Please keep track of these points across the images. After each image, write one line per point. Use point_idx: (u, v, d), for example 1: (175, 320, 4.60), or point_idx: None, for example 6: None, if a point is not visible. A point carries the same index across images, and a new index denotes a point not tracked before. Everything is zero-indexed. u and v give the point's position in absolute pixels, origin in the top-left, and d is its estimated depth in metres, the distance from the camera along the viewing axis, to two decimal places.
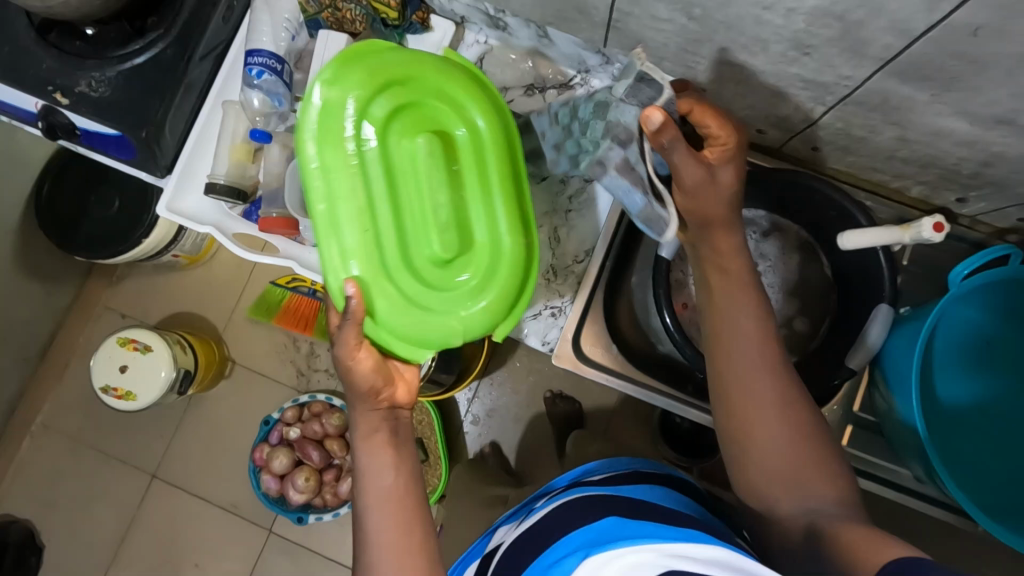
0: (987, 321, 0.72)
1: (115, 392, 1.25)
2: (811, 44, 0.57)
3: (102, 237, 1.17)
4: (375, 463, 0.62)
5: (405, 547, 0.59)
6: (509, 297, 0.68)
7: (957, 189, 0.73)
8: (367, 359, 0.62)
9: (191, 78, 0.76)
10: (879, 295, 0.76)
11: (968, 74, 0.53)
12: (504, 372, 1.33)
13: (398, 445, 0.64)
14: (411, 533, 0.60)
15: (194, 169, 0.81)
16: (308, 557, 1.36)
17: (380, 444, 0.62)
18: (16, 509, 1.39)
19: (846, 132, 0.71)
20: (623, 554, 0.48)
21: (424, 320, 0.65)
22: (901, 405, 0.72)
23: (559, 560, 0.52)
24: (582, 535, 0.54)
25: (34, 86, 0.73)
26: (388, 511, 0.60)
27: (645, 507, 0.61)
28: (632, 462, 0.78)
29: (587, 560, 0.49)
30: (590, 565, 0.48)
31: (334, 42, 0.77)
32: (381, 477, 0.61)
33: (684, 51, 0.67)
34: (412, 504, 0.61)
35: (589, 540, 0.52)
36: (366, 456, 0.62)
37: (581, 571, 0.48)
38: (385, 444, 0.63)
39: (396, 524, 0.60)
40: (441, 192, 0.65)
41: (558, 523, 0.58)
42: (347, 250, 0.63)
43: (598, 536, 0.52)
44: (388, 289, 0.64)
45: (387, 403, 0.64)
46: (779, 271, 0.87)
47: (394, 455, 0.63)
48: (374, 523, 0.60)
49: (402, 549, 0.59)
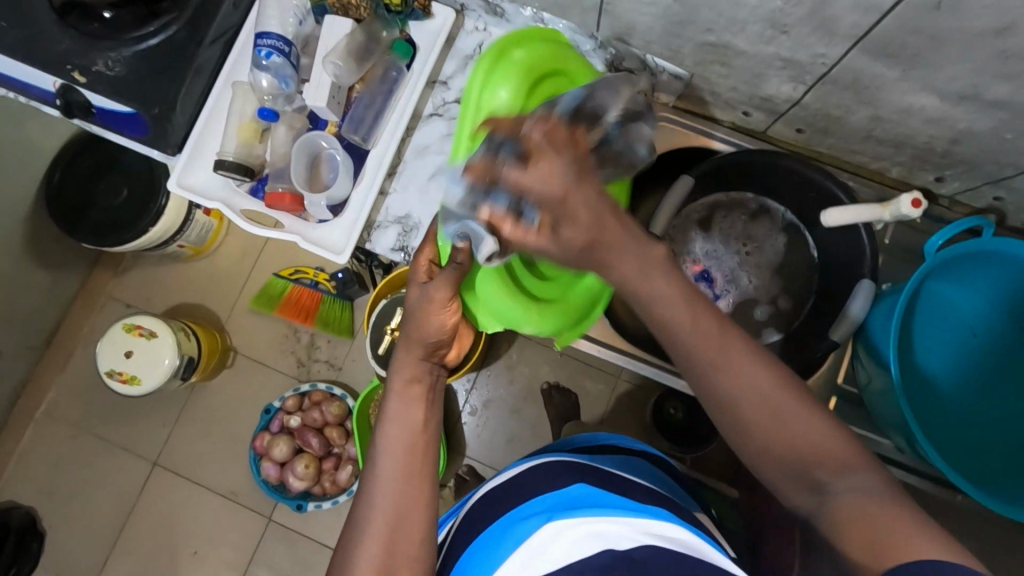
0: (964, 295, 0.76)
1: (119, 377, 1.27)
2: (786, 24, 0.61)
3: (108, 225, 1.20)
4: (404, 412, 0.63)
5: (406, 496, 0.58)
6: (576, 314, 0.74)
7: (932, 168, 0.77)
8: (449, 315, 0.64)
9: (200, 61, 0.80)
10: (860, 271, 0.78)
11: (930, 50, 0.56)
12: (501, 363, 1.36)
13: (430, 411, 0.64)
14: (415, 487, 0.59)
15: (204, 146, 0.84)
16: (306, 545, 1.38)
17: (416, 397, 0.63)
18: (19, 496, 1.41)
19: (824, 113, 0.74)
20: (576, 526, 0.51)
21: (501, 294, 0.69)
22: (882, 375, 0.74)
23: (524, 519, 0.55)
24: (548, 497, 0.57)
25: (53, 65, 0.76)
26: (401, 460, 0.60)
27: (623, 480, 0.63)
28: (609, 438, 0.81)
29: (548, 525, 0.52)
30: (550, 530, 0.52)
31: (338, 27, 0.82)
32: (408, 428, 0.62)
33: (670, 34, 0.71)
34: (423, 460, 0.61)
35: (553, 504, 0.56)
36: (396, 402, 0.63)
37: (539, 535, 0.52)
38: (418, 399, 0.64)
39: (403, 473, 0.59)
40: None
41: (532, 482, 0.61)
42: None
43: (563, 501, 0.55)
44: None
45: (437, 359, 0.66)
46: (765, 252, 0.90)
47: (424, 413, 0.63)
48: (381, 466, 0.59)
49: (402, 498, 0.58)
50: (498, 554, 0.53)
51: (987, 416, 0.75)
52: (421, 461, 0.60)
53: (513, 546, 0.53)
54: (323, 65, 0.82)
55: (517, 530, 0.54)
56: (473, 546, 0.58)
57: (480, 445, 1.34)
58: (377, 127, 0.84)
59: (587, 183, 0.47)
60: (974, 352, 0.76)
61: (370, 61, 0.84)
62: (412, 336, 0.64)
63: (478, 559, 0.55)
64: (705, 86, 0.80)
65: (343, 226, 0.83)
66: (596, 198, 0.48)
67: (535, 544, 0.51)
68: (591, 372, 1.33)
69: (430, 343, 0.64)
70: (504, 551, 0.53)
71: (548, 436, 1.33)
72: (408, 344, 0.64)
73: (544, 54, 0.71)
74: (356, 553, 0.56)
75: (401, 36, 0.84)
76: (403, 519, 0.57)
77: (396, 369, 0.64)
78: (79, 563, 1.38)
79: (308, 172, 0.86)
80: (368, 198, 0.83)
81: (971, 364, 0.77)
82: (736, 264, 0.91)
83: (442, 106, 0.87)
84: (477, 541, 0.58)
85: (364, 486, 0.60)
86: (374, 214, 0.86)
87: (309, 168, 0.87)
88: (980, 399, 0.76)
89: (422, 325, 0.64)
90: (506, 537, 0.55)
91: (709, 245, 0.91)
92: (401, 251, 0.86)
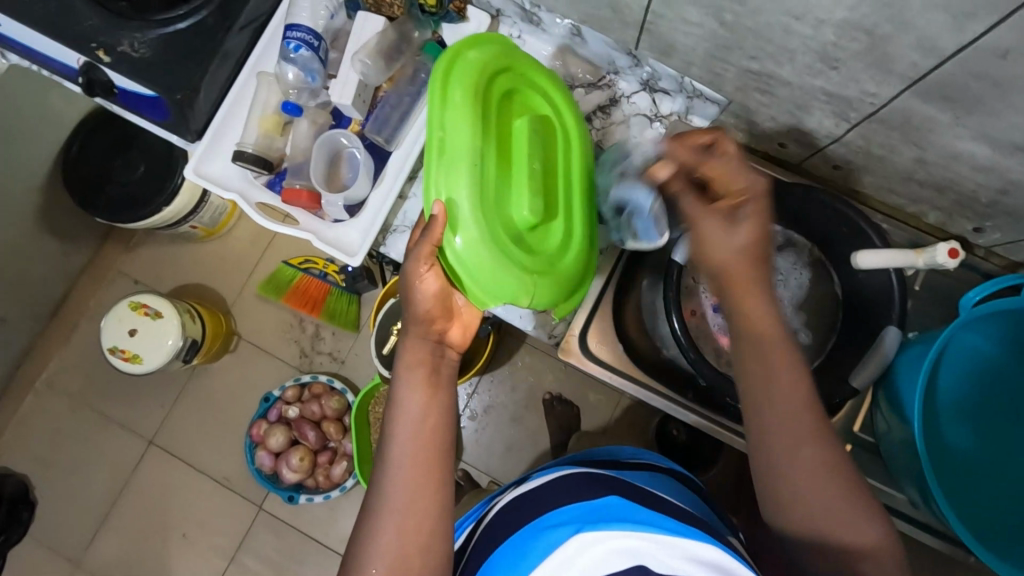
0: (998, 356, 0.73)
1: (122, 354, 1.26)
2: (838, 58, 0.58)
3: (122, 201, 1.19)
4: (408, 399, 0.62)
5: (415, 486, 0.58)
6: (567, 287, 0.74)
7: (972, 217, 0.74)
8: (431, 282, 0.64)
9: (228, 47, 0.78)
10: (886, 317, 0.75)
11: (991, 97, 0.54)
12: (505, 370, 1.33)
13: (435, 389, 0.63)
14: (427, 470, 0.59)
15: (223, 135, 0.82)
16: (295, 537, 1.36)
17: (419, 382, 0.63)
18: (14, 464, 1.40)
19: (865, 151, 0.71)
20: (612, 537, 0.49)
21: (503, 270, 0.65)
22: (902, 428, 0.72)
23: (553, 526, 0.53)
24: (575, 504, 0.55)
25: (78, 42, 0.75)
26: (409, 446, 0.60)
27: (641, 489, 0.61)
28: (629, 454, 0.79)
29: (579, 534, 0.51)
30: (581, 540, 0.50)
31: (371, 23, 0.79)
32: (411, 412, 0.61)
33: (713, 58, 0.68)
34: (430, 450, 0.60)
35: (582, 513, 0.54)
36: (402, 389, 0.63)
37: (571, 543, 0.50)
38: (425, 385, 0.63)
39: (414, 460, 0.59)
40: (532, 163, 0.68)
41: (560, 489, 0.59)
42: (452, 187, 0.63)
43: (593, 510, 0.54)
44: (481, 212, 0.63)
45: (438, 334, 0.66)
46: (789, 285, 0.87)
47: (431, 396, 0.63)
48: (393, 455, 0.60)
49: (411, 486, 0.58)
50: (528, 560, 0.52)
51: (1010, 481, 0.73)
52: (429, 447, 0.60)
53: (545, 552, 0.51)
54: (351, 63, 0.79)
55: (547, 538, 0.52)
56: (499, 548, 0.56)
57: (478, 451, 1.32)
58: (401, 129, 0.83)
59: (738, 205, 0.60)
60: (1000, 410, 0.74)
61: (400, 61, 0.82)
62: (411, 319, 0.65)
63: (506, 564, 0.54)
64: (742, 113, 0.77)
65: (360, 227, 0.82)
66: (764, 217, 0.60)
67: (566, 554, 0.50)
68: (596, 387, 1.31)
69: (426, 322, 0.65)
70: (536, 555, 0.52)
71: (548, 449, 1.30)
72: (411, 329, 0.65)
73: (495, 51, 0.69)
74: (369, 539, 0.57)
75: (434, 38, 0.83)
76: (414, 507, 0.57)
77: (401, 355, 0.64)
78: (70, 534, 1.38)
79: (328, 170, 0.85)
80: (387, 200, 0.81)
81: (995, 421, 0.74)
82: None
83: None
84: (503, 549, 0.56)
85: (378, 473, 0.60)
86: (392, 217, 0.86)
87: (328, 165, 0.85)
88: (1002, 460, 0.74)
89: (411, 304, 0.65)
90: (536, 545, 0.53)
91: None
92: None
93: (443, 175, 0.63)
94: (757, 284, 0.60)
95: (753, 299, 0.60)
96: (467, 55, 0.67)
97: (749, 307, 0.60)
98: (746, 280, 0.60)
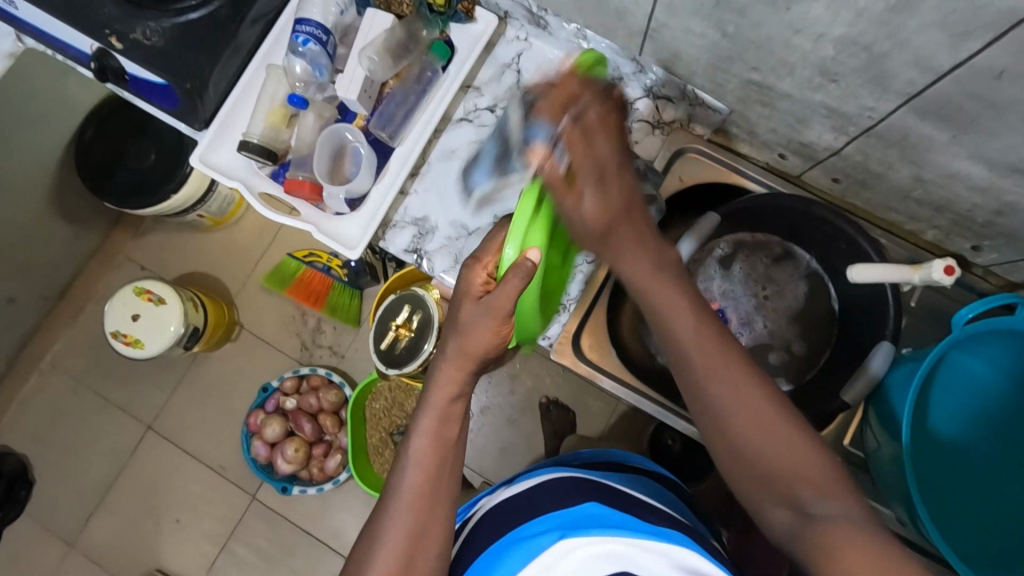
0: (994, 379, 0.72)
1: (124, 339, 1.27)
2: (837, 72, 0.59)
3: (131, 187, 1.21)
4: (436, 427, 0.58)
5: (427, 515, 0.55)
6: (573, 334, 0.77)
7: (970, 236, 0.74)
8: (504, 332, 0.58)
9: (239, 40, 0.80)
10: (881, 333, 0.75)
11: (987, 118, 0.54)
12: (503, 371, 1.34)
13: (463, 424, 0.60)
14: (434, 500, 0.56)
15: (230, 126, 0.83)
16: (288, 528, 1.37)
17: (449, 413, 0.59)
18: (14, 443, 1.42)
19: (864, 166, 0.72)
20: (596, 542, 0.50)
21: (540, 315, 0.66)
22: (891, 445, 0.72)
23: (532, 534, 0.53)
24: (560, 512, 0.55)
25: (92, 28, 0.76)
26: (421, 475, 0.56)
27: (629, 496, 0.61)
28: (619, 455, 0.80)
29: (562, 540, 0.51)
30: (562, 547, 0.50)
31: (379, 20, 0.81)
32: (436, 440, 0.58)
33: (715, 68, 0.69)
34: (450, 481, 0.57)
35: (563, 520, 0.54)
36: (433, 416, 0.58)
37: (552, 550, 0.50)
38: (458, 418, 0.60)
39: (425, 488, 0.56)
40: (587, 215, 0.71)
41: (546, 496, 0.59)
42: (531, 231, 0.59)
43: (573, 516, 0.54)
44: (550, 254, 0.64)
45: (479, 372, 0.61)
46: (785, 297, 0.88)
47: (459, 428, 0.60)
48: (407, 480, 0.56)
49: (425, 513, 0.55)
50: (508, 567, 0.52)
51: (1001, 506, 0.72)
52: (446, 480, 0.57)
53: (526, 558, 0.51)
54: (358, 59, 0.80)
55: (525, 544, 0.52)
56: (483, 553, 0.56)
57: (472, 451, 1.32)
58: (406, 126, 0.84)
59: (620, 178, 0.60)
60: (996, 436, 0.74)
61: (407, 59, 0.83)
62: (463, 349, 0.58)
63: (488, 568, 0.54)
64: (744, 124, 0.78)
65: (359, 221, 0.83)
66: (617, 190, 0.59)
67: (549, 559, 0.50)
68: (593, 393, 1.31)
69: (481, 358, 0.59)
70: (516, 562, 0.51)
71: (541, 451, 1.30)
72: (457, 357, 0.59)
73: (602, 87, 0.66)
74: (370, 562, 0.53)
75: (441, 38, 0.83)
76: (428, 535, 0.54)
77: (439, 383, 0.58)
78: (66, 514, 1.39)
79: (332, 163, 0.86)
80: (389, 195, 0.82)
81: (990, 447, 0.74)
82: (753, 306, 0.88)
83: (474, 112, 0.87)
84: (488, 552, 0.56)
85: (386, 496, 0.56)
86: (392, 212, 0.86)
87: (332, 159, 0.86)
88: (990, 481, 0.73)
89: (473, 339, 0.58)
90: (515, 550, 0.53)
91: (727, 283, 0.88)
92: (413, 254, 0.85)
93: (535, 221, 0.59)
94: (635, 242, 0.60)
95: (629, 257, 0.59)
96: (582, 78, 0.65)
97: (623, 263, 0.59)
98: (622, 242, 0.60)
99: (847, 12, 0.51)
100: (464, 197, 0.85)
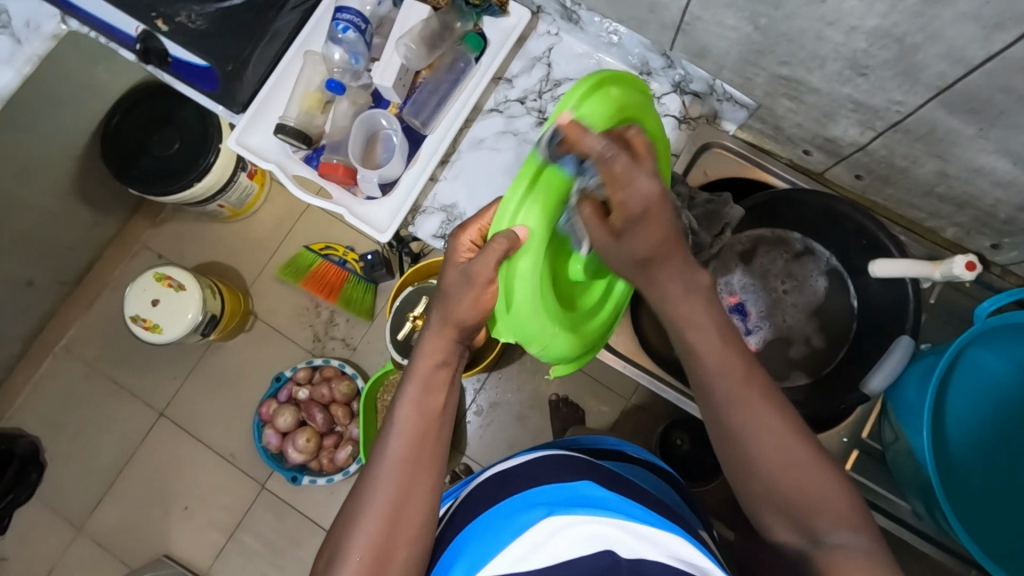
0: (1012, 374, 0.74)
1: (143, 323, 1.28)
2: (867, 65, 0.61)
3: (157, 172, 1.23)
4: (423, 398, 0.59)
5: (410, 486, 0.56)
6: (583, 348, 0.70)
7: (991, 234, 0.76)
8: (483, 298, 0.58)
9: (277, 27, 0.83)
10: (901, 327, 0.77)
11: (1016, 111, 0.56)
12: (514, 368, 1.35)
13: (450, 393, 0.61)
14: (417, 470, 0.57)
15: (266, 109, 0.85)
16: (296, 518, 1.38)
17: (433, 386, 0.60)
18: (27, 426, 1.43)
19: (889, 161, 0.73)
20: (584, 522, 0.50)
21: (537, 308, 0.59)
22: (912, 439, 0.72)
23: (526, 508, 0.53)
24: (554, 486, 0.55)
25: (139, 10, 0.79)
26: (404, 445, 0.57)
27: (627, 479, 0.62)
28: (626, 443, 0.81)
29: (552, 517, 0.51)
30: (551, 525, 0.50)
31: (415, 12, 0.82)
32: (421, 410, 0.59)
33: (745, 62, 0.71)
34: (437, 449, 0.59)
35: (556, 497, 0.54)
36: (418, 387, 0.59)
37: (542, 527, 0.50)
38: (443, 386, 0.61)
39: (407, 459, 0.57)
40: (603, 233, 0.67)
41: (542, 468, 0.59)
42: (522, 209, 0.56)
43: (564, 494, 0.54)
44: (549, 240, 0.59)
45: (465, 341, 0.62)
46: (804, 292, 0.89)
47: (443, 399, 0.60)
48: (391, 448, 0.57)
49: (406, 483, 0.56)
50: (497, 540, 0.52)
51: (1014, 499, 0.74)
52: (429, 454, 0.58)
53: (514, 534, 0.51)
54: (395, 47, 0.82)
55: (514, 521, 0.52)
56: (472, 524, 0.57)
57: (481, 445, 1.33)
58: (437, 114, 0.86)
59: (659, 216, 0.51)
60: (1012, 432, 0.75)
61: (440, 50, 0.85)
62: (446, 318, 0.59)
63: (478, 538, 0.54)
64: (770, 119, 0.80)
65: (389, 206, 0.85)
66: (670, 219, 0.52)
67: (538, 537, 0.50)
68: (603, 392, 1.31)
69: (464, 327, 0.60)
70: (504, 537, 0.52)
71: None
72: (442, 326, 0.60)
73: (636, 101, 0.60)
74: (352, 532, 0.54)
75: (474, 30, 0.85)
76: (412, 500, 0.56)
77: (424, 351, 0.60)
78: (75, 500, 1.40)
79: (364, 148, 0.88)
80: (419, 182, 0.84)
81: (1006, 442, 0.75)
82: (772, 301, 0.90)
83: (504, 103, 0.89)
84: (475, 523, 0.56)
85: (369, 469, 0.57)
86: (422, 198, 0.88)
87: (365, 144, 0.88)
88: (1006, 475, 0.74)
89: (457, 308, 0.58)
90: (507, 525, 0.53)
91: (748, 278, 0.90)
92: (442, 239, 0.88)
93: (527, 199, 0.55)
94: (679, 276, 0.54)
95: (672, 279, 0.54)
96: (609, 92, 0.57)
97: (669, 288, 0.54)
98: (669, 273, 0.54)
99: (882, 5, 0.53)
100: (492, 185, 0.88)
